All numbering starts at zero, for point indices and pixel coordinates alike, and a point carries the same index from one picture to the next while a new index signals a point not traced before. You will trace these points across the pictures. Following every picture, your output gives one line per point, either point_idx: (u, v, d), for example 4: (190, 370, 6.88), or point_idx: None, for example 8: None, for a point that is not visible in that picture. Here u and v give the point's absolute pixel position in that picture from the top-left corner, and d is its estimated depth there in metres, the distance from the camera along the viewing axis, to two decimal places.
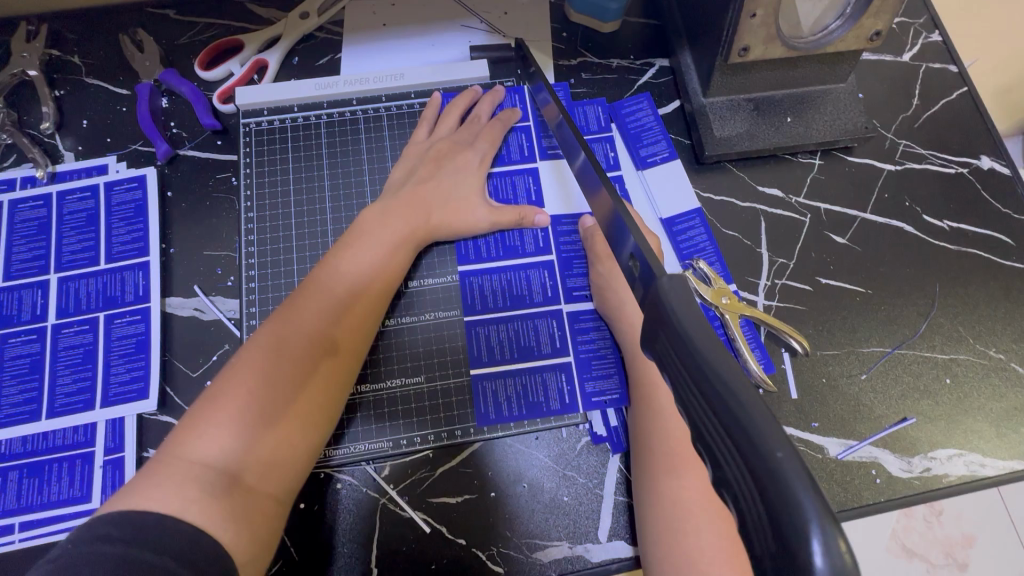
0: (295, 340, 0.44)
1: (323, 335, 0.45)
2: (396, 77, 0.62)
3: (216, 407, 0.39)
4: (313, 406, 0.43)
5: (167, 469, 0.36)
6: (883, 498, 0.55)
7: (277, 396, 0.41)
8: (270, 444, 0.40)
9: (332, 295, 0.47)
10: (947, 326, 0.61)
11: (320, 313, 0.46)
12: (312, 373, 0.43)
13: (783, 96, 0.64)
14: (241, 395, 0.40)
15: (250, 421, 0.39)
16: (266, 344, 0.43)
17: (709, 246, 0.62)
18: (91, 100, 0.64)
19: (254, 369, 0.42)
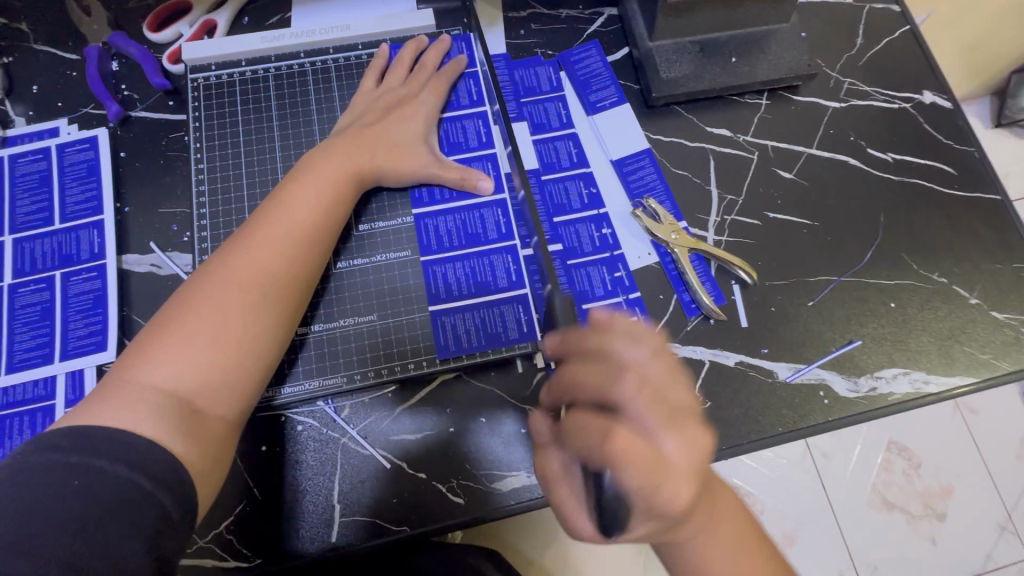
0: (238, 278, 0.46)
1: (265, 273, 0.47)
2: (343, 29, 0.63)
3: (165, 338, 0.43)
4: (258, 338, 0.46)
5: (120, 392, 0.40)
6: (832, 417, 0.57)
7: (221, 328, 0.44)
8: (219, 372, 0.43)
9: (273, 237, 0.49)
10: (891, 253, 0.63)
11: (260, 254, 0.48)
12: (255, 308, 0.46)
13: (726, 38, 0.66)
14: (187, 328, 0.43)
15: (196, 351, 0.43)
16: (209, 284, 0.46)
17: (660, 186, 0.63)
18: (40, 65, 0.64)
19: (198, 307, 0.44)
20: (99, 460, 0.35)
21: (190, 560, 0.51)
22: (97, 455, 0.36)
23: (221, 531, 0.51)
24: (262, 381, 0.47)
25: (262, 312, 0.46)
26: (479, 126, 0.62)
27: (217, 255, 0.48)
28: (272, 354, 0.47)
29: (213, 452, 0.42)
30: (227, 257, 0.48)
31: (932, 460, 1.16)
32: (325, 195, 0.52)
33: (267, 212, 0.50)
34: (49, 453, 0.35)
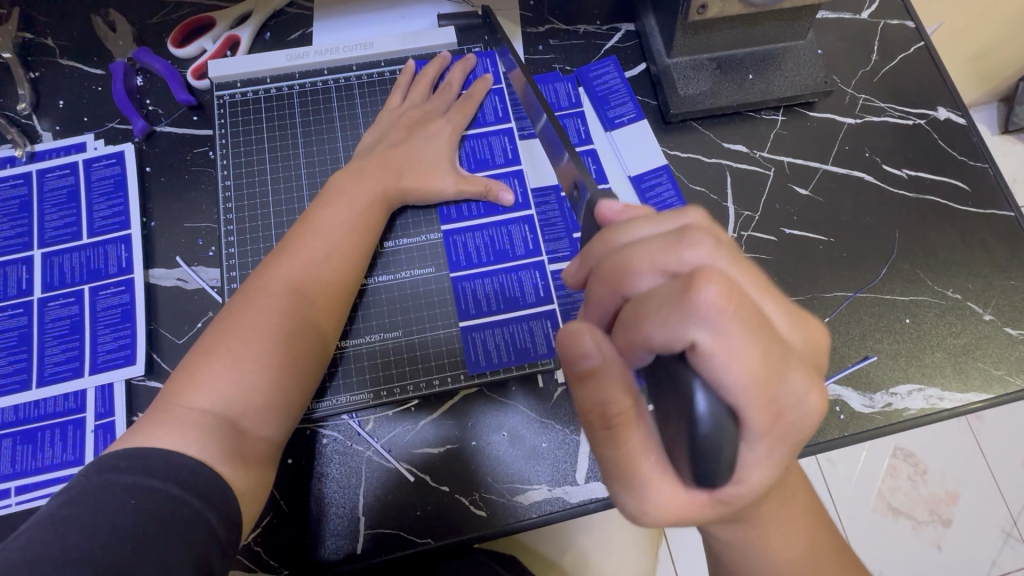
0: (279, 302, 0.47)
1: (304, 296, 0.49)
2: (366, 46, 0.64)
3: (211, 362, 0.44)
4: (300, 361, 0.47)
5: (171, 415, 0.41)
6: (848, 432, 0.58)
7: (265, 351, 0.45)
8: (264, 395, 0.44)
9: (311, 261, 0.50)
10: (906, 269, 0.63)
11: (298, 279, 0.49)
12: (296, 331, 0.47)
13: (744, 55, 0.66)
14: (232, 350, 0.44)
15: (241, 374, 0.44)
16: (251, 306, 0.47)
17: (677, 202, 0.64)
18: (67, 80, 0.65)
19: (242, 330, 0.46)
20: (152, 479, 0.36)
21: None
22: (150, 475, 0.37)
23: (250, 543, 0.52)
24: (303, 401, 0.48)
25: (303, 334, 0.47)
26: (502, 142, 0.63)
27: (255, 278, 0.49)
28: (312, 374, 0.48)
29: (256, 471, 0.43)
30: (266, 280, 0.49)
31: (939, 467, 1.17)
32: (357, 217, 0.54)
33: (303, 235, 0.51)
34: (100, 473, 0.36)
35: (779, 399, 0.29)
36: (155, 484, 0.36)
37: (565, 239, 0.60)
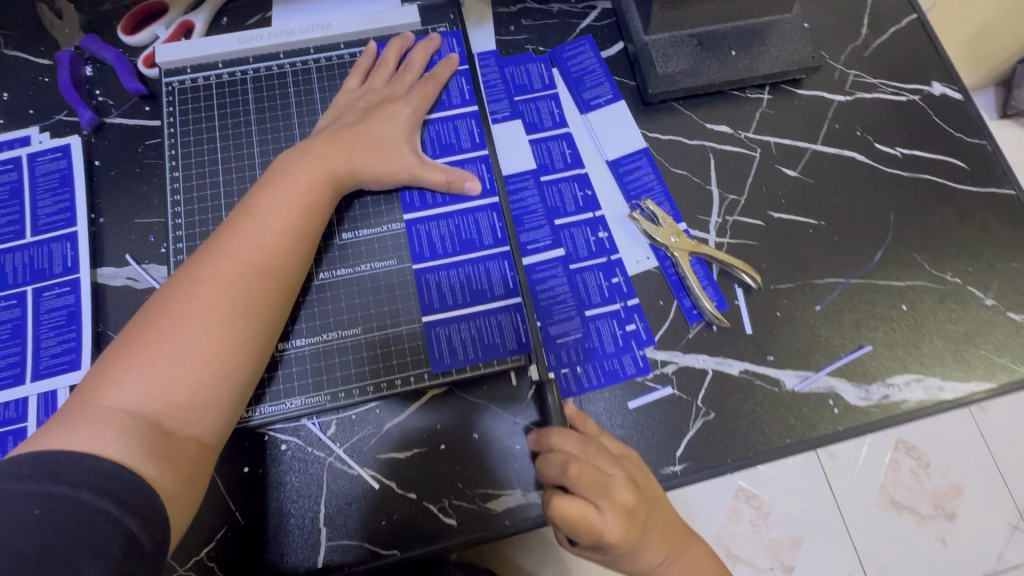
0: (208, 293, 0.44)
1: (236, 285, 0.45)
2: (324, 27, 0.60)
3: (128, 358, 0.41)
4: (232, 355, 0.44)
5: (84, 415, 0.38)
6: (842, 427, 0.54)
7: (191, 346, 0.42)
8: (190, 390, 0.41)
9: (246, 248, 0.46)
10: (902, 252, 0.60)
11: (231, 266, 0.45)
12: (227, 323, 0.44)
13: (726, 30, 0.63)
14: (155, 343, 0.41)
15: (163, 371, 0.41)
16: (179, 296, 0.43)
17: (657, 186, 0.61)
18: (11, 71, 0.62)
19: (168, 321, 0.42)
20: (61, 486, 0.33)
21: None
22: (59, 481, 0.33)
23: (201, 557, 0.49)
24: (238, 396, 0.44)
25: (235, 326, 0.44)
26: (470, 127, 0.59)
27: (187, 265, 0.46)
28: (248, 367, 0.45)
29: (188, 474, 0.40)
30: (196, 269, 0.45)
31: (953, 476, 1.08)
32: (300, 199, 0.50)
33: (239, 220, 0.48)
34: (8, 482, 0.33)
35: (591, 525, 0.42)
36: (67, 492, 0.33)
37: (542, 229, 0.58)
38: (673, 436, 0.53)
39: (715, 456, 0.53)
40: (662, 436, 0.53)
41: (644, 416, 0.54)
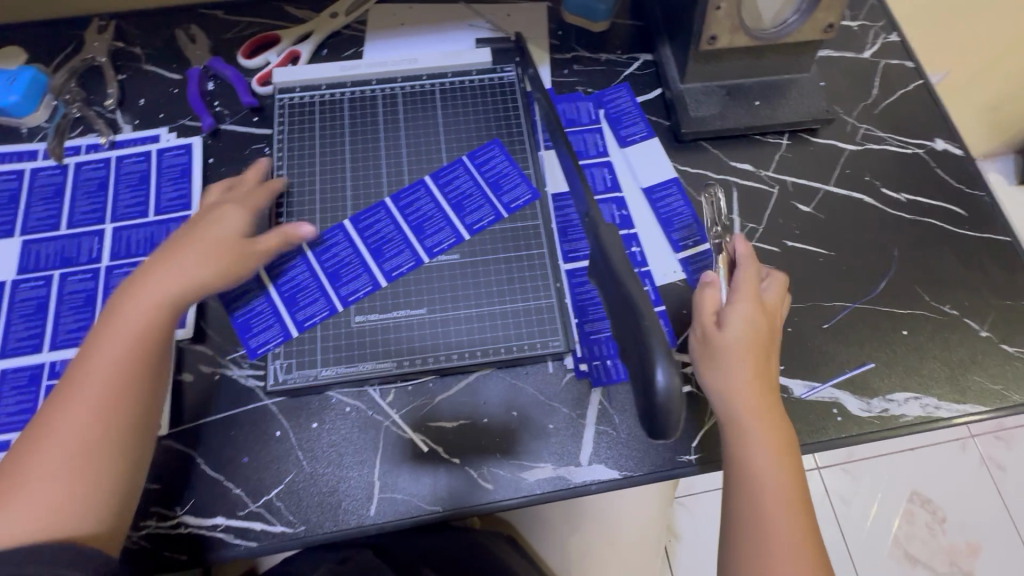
0: (71, 418, 0.49)
1: (99, 410, 0.49)
2: (411, 62, 0.71)
3: (27, 482, 0.46)
4: (94, 477, 0.48)
5: None
6: (845, 434, 0.60)
7: (55, 476, 0.47)
8: (61, 512, 0.46)
9: (65, 381, 0.51)
10: (904, 284, 0.67)
11: (83, 388, 0.50)
12: (84, 462, 0.48)
13: (752, 84, 0.73)
14: (43, 462, 0.47)
15: (51, 482, 0.47)
16: (54, 417, 0.49)
17: (686, 211, 0.69)
18: (149, 82, 0.75)
19: (48, 444, 0.48)
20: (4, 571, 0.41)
21: (241, 522, 0.56)
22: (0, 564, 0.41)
23: (270, 497, 0.56)
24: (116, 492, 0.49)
25: (72, 472, 0.47)
26: (457, 195, 0.66)
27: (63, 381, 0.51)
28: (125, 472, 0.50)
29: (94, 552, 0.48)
30: (61, 406, 0.50)
31: (954, 509, 1.21)
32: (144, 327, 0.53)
33: (85, 359, 0.51)
34: None
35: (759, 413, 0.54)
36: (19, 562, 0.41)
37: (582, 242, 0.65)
38: (691, 429, 0.60)
39: None
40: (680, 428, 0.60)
41: None
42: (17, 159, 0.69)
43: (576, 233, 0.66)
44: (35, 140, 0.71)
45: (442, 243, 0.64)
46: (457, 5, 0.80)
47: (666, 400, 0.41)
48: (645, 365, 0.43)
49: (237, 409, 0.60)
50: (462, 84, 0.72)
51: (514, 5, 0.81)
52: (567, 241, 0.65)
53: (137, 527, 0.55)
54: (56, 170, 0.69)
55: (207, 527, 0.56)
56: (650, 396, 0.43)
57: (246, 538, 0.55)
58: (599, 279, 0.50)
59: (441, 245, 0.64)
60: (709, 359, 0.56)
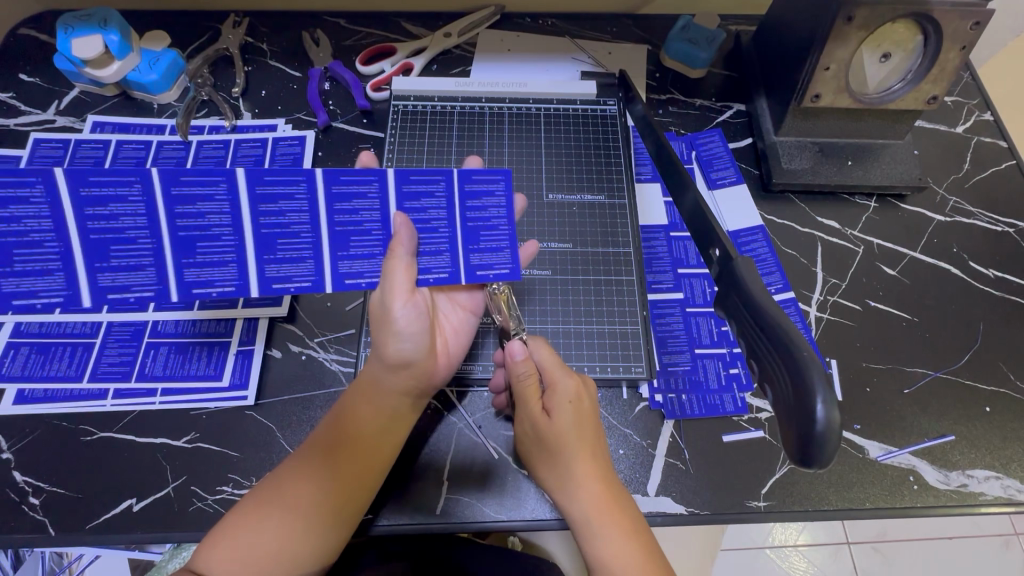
0: (318, 472, 0.51)
1: (353, 469, 0.52)
2: (521, 85, 0.76)
3: (242, 524, 0.48)
4: (308, 511, 0.49)
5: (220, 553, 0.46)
6: (921, 504, 0.59)
7: (309, 521, 0.49)
8: (274, 565, 0.47)
9: (338, 439, 0.53)
10: (989, 360, 0.66)
11: (361, 435, 0.53)
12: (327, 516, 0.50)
13: (846, 144, 0.74)
14: (272, 507, 0.49)
15: (266, 534, 0.48)
16: (323, 467, 0.51)
17: (770, 258, 0.70)
18: (272, 76, 0.80)
19: (277, 493, 0.50)
20: None
21: None
22: None
23: None
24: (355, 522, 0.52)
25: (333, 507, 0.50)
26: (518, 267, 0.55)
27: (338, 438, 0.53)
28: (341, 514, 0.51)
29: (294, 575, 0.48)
30: (295, 469, 0.51)
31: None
32: (406, 391, 0.55)
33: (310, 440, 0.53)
34: None
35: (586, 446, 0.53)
36: None
37: (666, 274, 0.68)
38: (761, 475, 0.59)
39: (798, 502, 0.58)
40: (751, 473, 0.59)
41: (735, 446, 0.60)
42: (146, 131, 0.75)
43: (661, 265, 0.69)
44: (165, 117, 0.76)
45: (491, 265, 0.55)
46: (562, 39, 0.85)
47: (829, 434, 0.36)
48: (804, 396, 0.36)
49: (319, 390, 0.62)
50: (566, 112, 0.76)
51: (616, 44, 0.85)
52: (652, 272, 0.68)
53: (211, 491, 0.57)
54: (180, 145, 0.74)
55: None
56: (801, 423, 0.37)
57: None
58: (732, 312, 0.45)
59: (489, 268, 0.55)
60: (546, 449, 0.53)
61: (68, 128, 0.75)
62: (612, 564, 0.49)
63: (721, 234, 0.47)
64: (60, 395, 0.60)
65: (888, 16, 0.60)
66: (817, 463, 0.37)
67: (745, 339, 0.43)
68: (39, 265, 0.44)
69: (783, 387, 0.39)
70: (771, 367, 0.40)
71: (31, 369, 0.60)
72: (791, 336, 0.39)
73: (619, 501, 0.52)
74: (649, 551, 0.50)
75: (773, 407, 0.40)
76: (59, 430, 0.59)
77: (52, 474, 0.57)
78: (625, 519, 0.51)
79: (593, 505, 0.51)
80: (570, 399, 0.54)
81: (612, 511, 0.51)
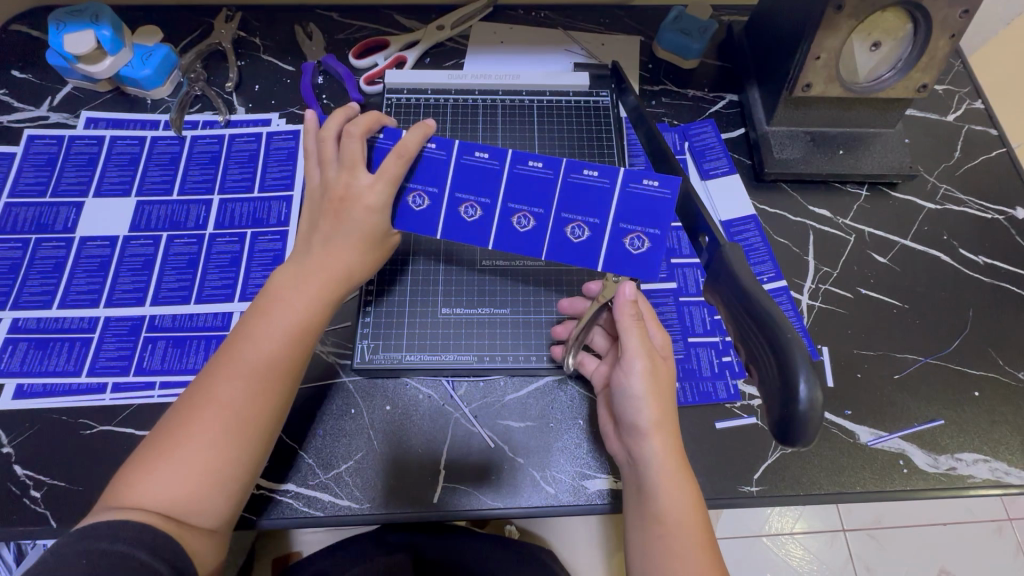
0: (223, 391, 0.48)
1: (270, 379, 0.50)
2: (513, 77, 0.76)
3: (163, 452, 0.46)
4: (222, 430, 0.47)
5: (140, 485, 0.45)
6: (910, 487, 0.60)
7: (221, 439, 0.47)
8: (197, 485, 0.46)
9: (247, 355, 0.50)
10: (979, 346, 0.66)
11: (265, 349, 0.50)
12: (247, 425, 0.48)
13: (837, 133, 0.75)
14: (184, 435, 0.47)
15: (188, 457, 0.46)
16: (229, 384, 0.49)
17: (763, 247, 0.71)
18: (265, 70, 0.80)
19: (193, 419, 0.47)
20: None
21: (310, 491, 0.57)
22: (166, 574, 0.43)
23: (340, 473, 0.58)
24: (277, 423, 0.51)
25: (251, 413, 0.49)
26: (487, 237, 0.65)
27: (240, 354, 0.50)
28: (261, 428, 0.49)
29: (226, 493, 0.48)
30: (207, 385, 0.49)
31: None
32: (320, 288, 0.54)
33: (223, 358, 0.50)
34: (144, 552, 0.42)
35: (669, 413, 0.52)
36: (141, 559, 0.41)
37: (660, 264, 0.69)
38: (753, 460, 0.60)
39: (789, 486, 0.59)
40: (744, 458, 0.60)
41: (728, 432, 0.61)
42: (140, 128, 0.75)
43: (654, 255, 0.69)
44: (158, 112, 0.76)
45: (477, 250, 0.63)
46: (556, 30, 0.85)
47: (811, 413, 0.36)
48: (786, 377, 0.37)
49: (316, 382, 0.62)
50: (559, 103, 0.76)
51: (609, 36, 0.85)
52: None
53: None
54: (174, 140, 0.74)
55: (279, 492, 0.57)
56: (783, 403, 0.37)
57: (313, 507, 0.57)
58: (719, 297, 0.46)
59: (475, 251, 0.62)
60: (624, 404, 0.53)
61: (61, 124, 0.75)
62: (674, 531, 0.49)
63: (711, 223, 0.48)
64: (59, 390, 0.60)
65: (877, 5, 0.61)
66: (800, 443, 0.38)
67: (732, 322, 0.44)
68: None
69: (766, 368, 0.40)
70: (755, 350, 0.41)
71: (29, 364, 0.61)
72: (776, 320, 0.39)
73: (687, 473, 0.51)
74: (703, 522, 0.50)
75: (759, 387, 0.40)
76: (58, 424, 0.59)
77: (52, 468, 0.57)
78: (691, 491, 0.50)
79: (665, 474, 0.50)
80: (647, 352, 0.53)
81: (684, 478, 0.50)
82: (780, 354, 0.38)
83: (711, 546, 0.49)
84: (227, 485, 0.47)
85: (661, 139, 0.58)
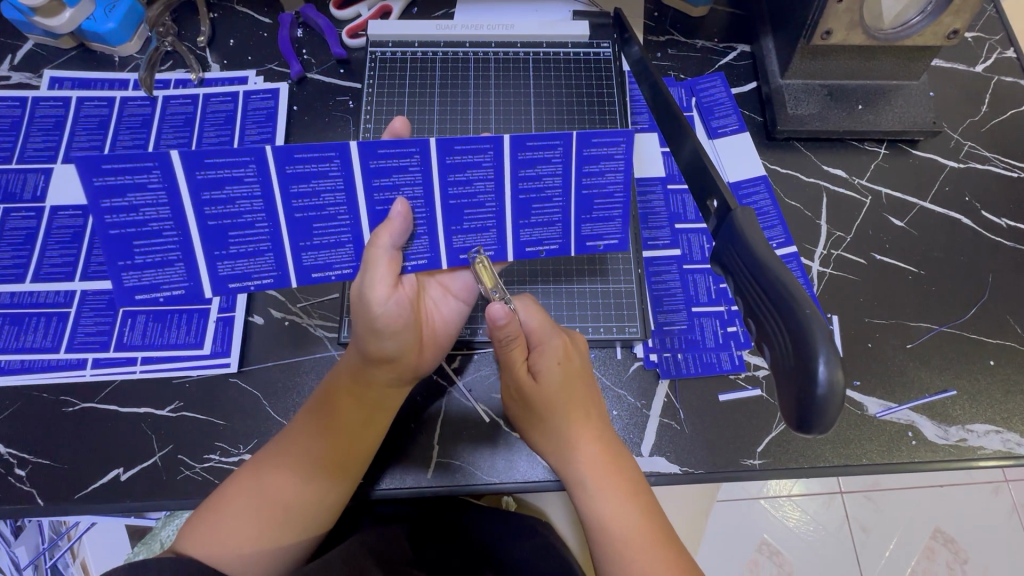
0: (290, 460, 0.49)
1: (334, 469, 0.50)
2: (507, 27, 0.70)
3: (224, 507, 0.48)
4: (288, 503, 0.48)
5: (202, 540, 0.46)
6: (918, 459, 0.58)
7: (284, 506, 0.48)
8: (254, 547, 0.47)
9: (319, 429, 0.50)
10: (997, 313, 0.63)
11: (332, 423, 0.50)
12: (307, 500, 0.49)
13: (856, 86, 0.69)
14: (246, 499, 0.48)
15: (245, 520, 0.47)
16: (297, 455, 0.49)
17: (773, 211, 0.67)
18: (239, 23, 0.74)
19: (257, 483, 0.49)
20: None
21: None
22: None
23: None
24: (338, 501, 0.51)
25: (311, 495, 0.49)
26: (596, 230, 0.53)
27: (313, 427, 0.50)
28: (327, 500, 0.50)
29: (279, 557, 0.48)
30: (270, 459, 0.50)
31: (980, 553, 1.17)
32: (392, 382, 0.52)
33: (293, 433, 0.50)
34: None
35: (574, 416, 0.51)
36: None
37: (663, 230, 0.65)
38: (757, 432, 0.58)
39: (793, 459, 0.57)
40: (747, 430, 0.58)
41: (731, 404, 0.59)
42: (108, 87, 0.70)
43: (658, 221, 0.65)
44: (127, 70, 0.71)
45: (601, 236, 0.53)
46: None
47: (832, 396, 0.33)
48: (805, 357, 0.34)
49: (304, 356, 0.60)
50: (556, 56, 0.71)
51: None
52: (648, 228, 0.65)
53: (199, 459, 0.56)
54: (145, 101, 0.69)
55: None
56: (800, 384, 0.34)
57: None
58: (728, 266, 0.42)
59: (600, 238, 0.53)
60: (533, 414, 0.52)
61: (25, 84, 0.70)
62: (610, 526, 0.48)
63: (722, 185, 0.44)
64: (37, 366, 0.58)
65: None
66: (818, 430, 0.35)
67: (742, 297, 0.41)
68: (160, 256, 0.48)
69: (780, 346, 0.37)
70: (768, 327, 0.37)
71: (5, 340, 0.59)
72: (791, 294, 0.36)
73: (619, 463, 0.51)
74: (647, 511, 0.49)
75: (772, 368, 0.37)
76: (38, 401, 0.57)
77: (36, 445, 0.56)
78: (623, 480, 0.50)
79: (591, 465, 0.50)
80: (558, 359, 0.52)
81: (614, 477, 0.50)
82: (799, 331, 0.35)
83: (665, 535, 0.49)
84: (284, 551, 0.48)
85: (667, 93, 0.53)
